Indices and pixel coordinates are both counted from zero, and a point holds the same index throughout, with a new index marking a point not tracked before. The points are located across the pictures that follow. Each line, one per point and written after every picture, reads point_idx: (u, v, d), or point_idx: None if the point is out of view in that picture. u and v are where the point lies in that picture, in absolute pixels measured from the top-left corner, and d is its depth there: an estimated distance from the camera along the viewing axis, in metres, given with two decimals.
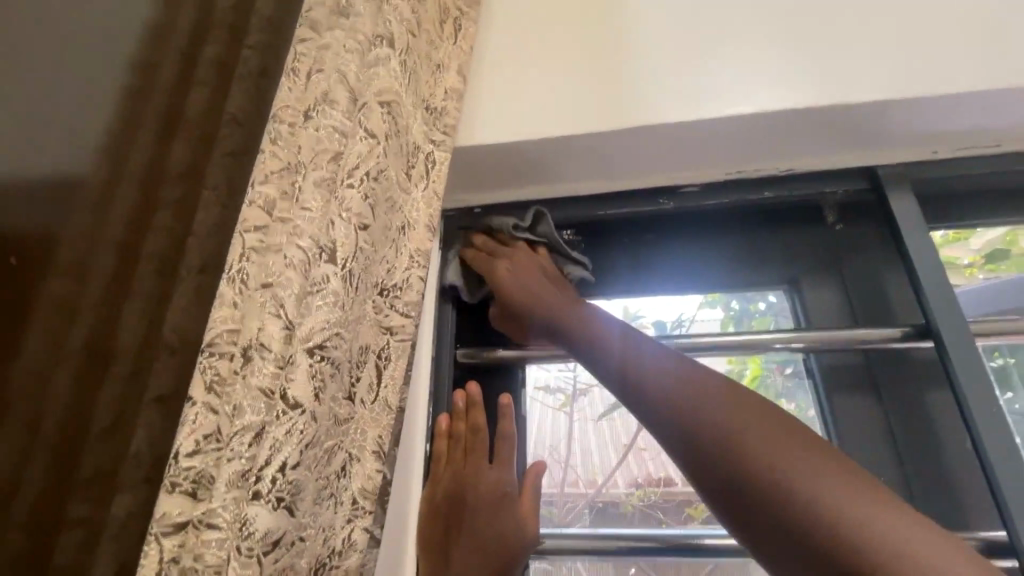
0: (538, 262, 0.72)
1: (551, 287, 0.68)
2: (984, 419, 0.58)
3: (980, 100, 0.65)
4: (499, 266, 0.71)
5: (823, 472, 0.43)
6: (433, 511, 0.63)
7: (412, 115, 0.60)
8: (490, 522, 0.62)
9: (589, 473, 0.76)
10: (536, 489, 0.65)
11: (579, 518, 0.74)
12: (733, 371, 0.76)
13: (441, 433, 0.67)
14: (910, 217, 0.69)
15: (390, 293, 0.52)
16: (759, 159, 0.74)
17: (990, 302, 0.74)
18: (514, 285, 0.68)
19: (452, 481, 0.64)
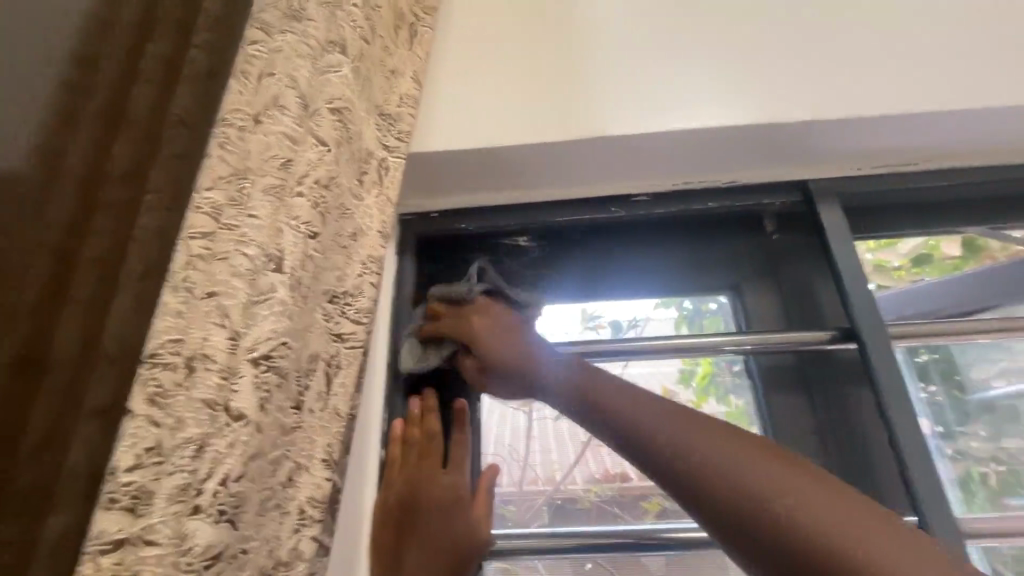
0: (508, 314, 0.71)
1: (530, 343, 0.67)
2: (900, 414, 0.63)
3: (899, 122, 0.71)
4: (472, 328, 0.69)
5: (795, 487, 0.44)
6: (385, 518, 0.63)
7: (364, 120, 0.60)
8: (443, 525, 0.62)
9: (548, 471, 0.78)
10: (489, 492, 0.66)
11: (537, 515, 0.76)
12: (685, 370, 0.80)
13: (396, 438, 0.68)
14: (839, 226, 0.74)
15: (340, 300, 0.52)
16: (702, 171, 0.78)
17: (911, 304, 0.81)
18: (495, 349, 0.67)
19: (405, 485, 0.64)
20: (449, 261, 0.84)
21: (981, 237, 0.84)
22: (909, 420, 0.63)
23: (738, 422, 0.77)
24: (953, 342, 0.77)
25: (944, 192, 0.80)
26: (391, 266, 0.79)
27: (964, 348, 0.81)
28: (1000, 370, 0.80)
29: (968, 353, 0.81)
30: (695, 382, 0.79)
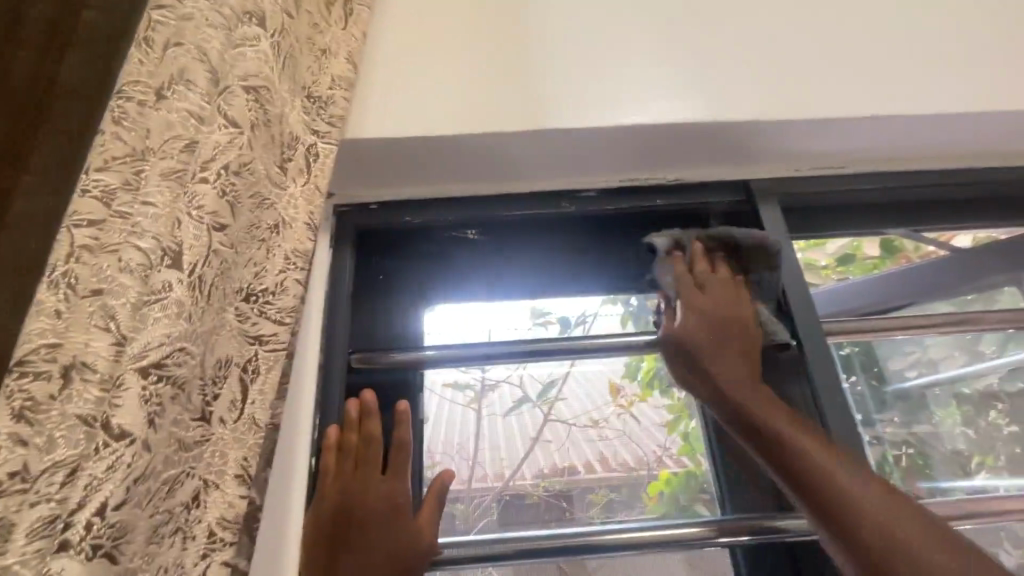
0: (740, 307, 0.73)
1: (725, 343, 0.71)
2: (832, 405, 0.66)
3: (831, 125, 0.74)
4: (695, 305, 0.73)
5: (866, 485, 0.57)
6: (316, 525, 0.59)
7: (289, 102, 0.55)
8: (384, 537, 0.59)
9: (497, 467, 0.76)
10: (437, 498, 0.63)
11: (485, 514, 0.73)
12: (630, 365, 0.81)
13: (329, 445, 0.62)
14: (776, 226, 0.76)
15: (258, 299, 0.48)
16: (646, 167, 0.78)
17: (840, 301, 0.85)
18: (722, 342, 0.71)
19: (341, 498, 0.60)
20: (392, 255, 0.80)
21: (898, 238, 0.88)
22: (838, 413, 0.66)
23: (679, 416, 0.79)
24: (875, 337, 0.81)
25: (875, 193, 0.83)
26: (324, 258, 0.74)
27: (884, 342, 0.86)
28: (912, 362, 0.86)
29: (886, 347, 0.86)
30: (640, 377, 0.80)
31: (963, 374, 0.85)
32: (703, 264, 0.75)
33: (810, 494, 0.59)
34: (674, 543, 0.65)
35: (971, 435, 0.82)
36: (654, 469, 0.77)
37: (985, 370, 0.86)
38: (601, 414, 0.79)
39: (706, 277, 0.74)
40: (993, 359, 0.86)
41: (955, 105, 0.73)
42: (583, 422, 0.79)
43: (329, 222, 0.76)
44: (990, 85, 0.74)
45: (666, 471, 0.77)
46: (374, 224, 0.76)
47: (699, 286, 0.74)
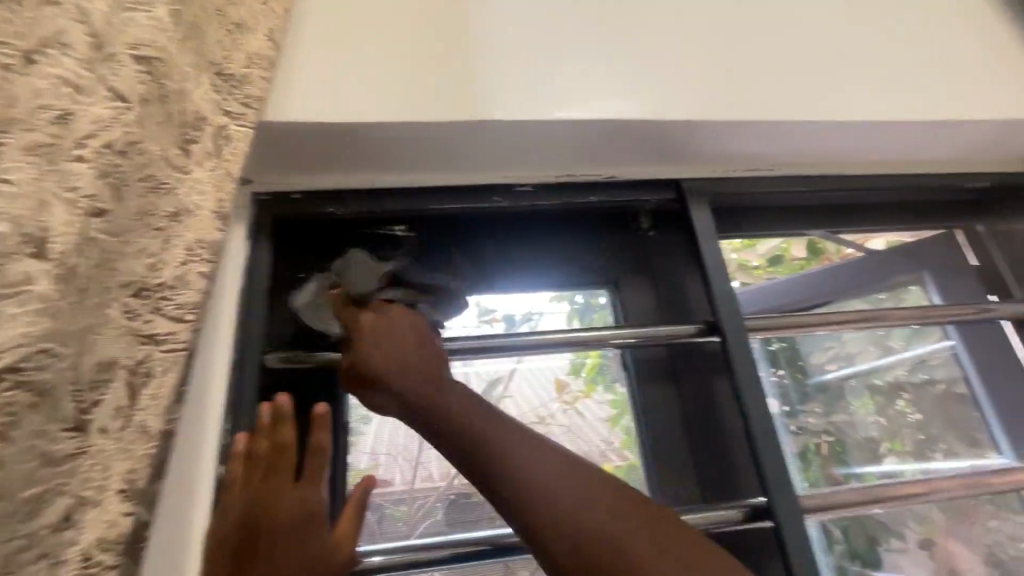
0: (434, 342, 0.61)
1: (427, 371, 0.58)
2: (755, 403, 0.67)
3: (759, 129, 0.76)
4: (358, 337, 0.60)
5: (621, 519, 0.49)
6: (218, 539, 0.55)
7: (192, 78, 0.50)
8: (290, 550, 0.54)
9: (443, 467, 0.73)
10: (359, 509, 0.59)
11: (430, 513, 0.71)
12: (575, 363, 0.81)
13: (237, 454, 0.58)
14: (706, 225, 0.77)
15: (152, 294, 0.43)
16: (581, 164, 0.78)
17: (772, 299, 0.89)
18: (405, 363, 0.58)
19: (247, 508, 0.56)
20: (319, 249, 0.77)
21: (821, 240, 0.93)
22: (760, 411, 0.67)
23: (621, 411, 0.79)
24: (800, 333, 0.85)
25: (811, 194, 0.87)
26: (240, 250, 0.69)
27: (806, 338, 0.90)
28: (832, 355, 0.90)
29: (808, 341, 0.90)
30: (585, 373, 0.80)
31: (877, 367, 0.91)
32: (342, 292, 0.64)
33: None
34: None
35: (882, 423, 0.87)
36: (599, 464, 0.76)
37: (896, 363, 0.92)
38: (548, 409, 0.78)
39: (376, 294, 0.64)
40: (903, 352, 0.93)
41: (870, 114, 0.77)
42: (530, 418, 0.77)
43: (247, 211, 0.71)
44: (900, 94, 0.78)
45: (610, 464, 0.76)
46: (295, 213, 0.72)
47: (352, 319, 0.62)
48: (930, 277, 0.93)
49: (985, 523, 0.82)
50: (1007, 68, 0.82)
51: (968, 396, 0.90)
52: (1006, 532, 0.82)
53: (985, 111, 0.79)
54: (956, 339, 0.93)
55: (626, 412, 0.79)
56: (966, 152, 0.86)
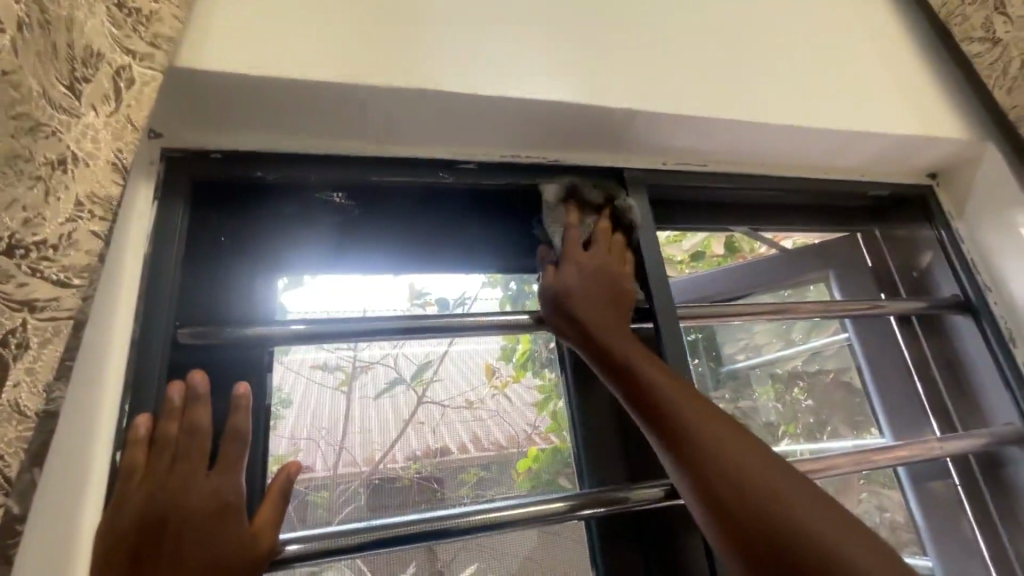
0: (629, 288, 0.71)
1: (620, 305, 0.69)
2: None
3: (700, 124, 0.78)
4: (575, 258, 0.71)
5: (743, 450, 0.55)
6: (113, 543, 0.48)
7: (82, 6, 0.44)
8: (200, 544, 0.49)
9: (366, 451, 0.71)
10: (285, 498, 0.57)
11: (352, 499, 0.69)
12: (505, 348, 0.81)
13: (138, 439, 0.53)
14: (644, 214, 0.79)
15: (28, 254, 0.37)
16: (527, 145, 0.77)
17: (691, 292, 0.95)
18: (606, 304, 0.68)
19: (147, 503, 0.50)
20: (237, 215, 0.71)
21: (740, 238, 1.01)
22: None
23: (549, 396, 0.80)
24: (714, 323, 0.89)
25: (735, 192, 0.92)
26: (146, 213, 0.61)
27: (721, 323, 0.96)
28: (741, 346, 0.97)
29: (723, 332, 0.96)
30: (515, 359, 0.80)
31: (779, 357, 0.99)
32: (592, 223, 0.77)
33: (711, 490, 0.53)
34: (547, 521, 0.64)
35: (779, 408, 0.95)
36: (523, 446, 0.77)
37: (795, 354, 1.01)
38: (476, 394, 0.77)
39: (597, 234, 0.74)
40: (799, 344, 1.02)
41: (799, 119, 0.81)
42: (457, 403, 0.76)
43: (153, 168, 0.63)
44: (823, 103, 0.84)
45: (536, 448, 0.77)
46: (215, 177, 0.66)
47: (585, 241, 0.74)
48: (833, 274, 1.03)
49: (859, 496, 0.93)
50: (909, 88, 0.90)
51: (858, 385, 1.00)
52: (882, 504, 0.92)
53: (890, 125, 0.86)
54: (850, 332, 1.02)
55: (556, 395, 0.80)
56: (872, 161, 0.94)
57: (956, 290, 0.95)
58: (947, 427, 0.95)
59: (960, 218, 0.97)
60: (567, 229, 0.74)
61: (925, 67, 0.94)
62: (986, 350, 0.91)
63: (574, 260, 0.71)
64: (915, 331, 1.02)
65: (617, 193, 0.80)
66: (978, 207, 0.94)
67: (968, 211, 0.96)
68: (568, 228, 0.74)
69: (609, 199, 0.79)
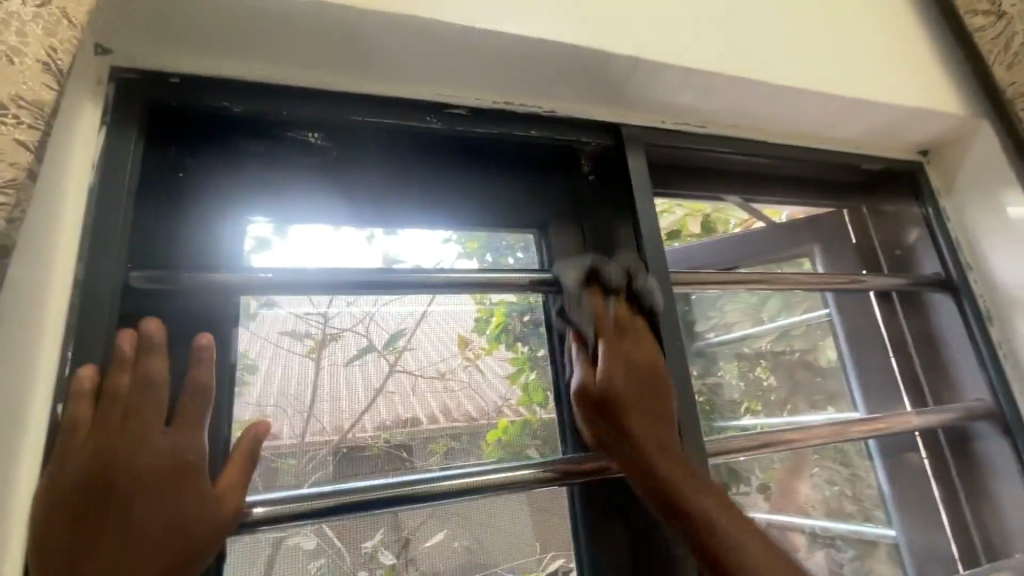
0: (663, 378, 0.66)
1: (655, 403, 0.65)
2: (676, 357, 0.69)
3: (705, 80, 0.74)
4: (613, 363, 0.66)
5: (780, 567, 0.54)
6: (55, 506, 0.43)
7: None
8: (158, 505, 0.46)
9: (337, 420, 0.66)
10: (247, 458, 0.53)
11: (320, 466, 0.64)
12: (479, 321, 0.76)
13: (84, 392, 0.47)
14: (640, 173, 0.76)
15: None
16: (522, 93, 0.72)
17: (685, 261, 0.93)
18: (649, 415, 0.63)
19: (96, 456, 0.45)
20: (200, 152, 0.64)
21: (714, 214, 0.97)
22: (678, 367, 0.69)
23: (522, 368, 0.76)
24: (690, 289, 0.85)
25: (731, 159, 0.89)
26: (92, 140, 0.54)
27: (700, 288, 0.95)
28: (712, 324, 0.94)
29: (699, 306, 0.93)
30: (490, 330, 0.76)
31: (748, 336, 0.96)
32: (617, 306, 0.69)
33: None
34: (527, 485, 0.63)
35: (743, 385, 0.91)
36: (494, 418, 0.73)
37: (763, 333, 0.98)
38: (448, 365, 0.73)
39: (626, 319, 0.69)
40: (769, 322, 0.99)
41: (803, 82, 0.78)
42: (429, 374, 0.72)
43: (103, 89, 0.56)
44: (829, 67, 0.81)
45: (506, 420, 0.73)
46: (174, 103, 0.59)
47: (617, 329, 0.68)
48: (817, 249, 1.02)
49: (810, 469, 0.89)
50: (912, 59, 0.88)
51: (836, 359, 1.00)
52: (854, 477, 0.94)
53: (892, 96, 0.84)
54: (831, 306, 1.02)
55: (539, 368, 0.77)
56: (869, 134, 0.92)
57: (938, 269, 0.96)
58: (918, 403, 0.98)
59: (948, 196, 0.97)
60: (597, 320, 0.67)
61: (928, 39, 0.92)
62: (963, 329, 0.92)
63: (607, 355, 0.66)
64: (893, 307, 1.02)
65: (637, 270, 0.71)
66: (966, 186, 0.94)
67: (956, 190, 0.96)
68: (596, 312, 0.68)
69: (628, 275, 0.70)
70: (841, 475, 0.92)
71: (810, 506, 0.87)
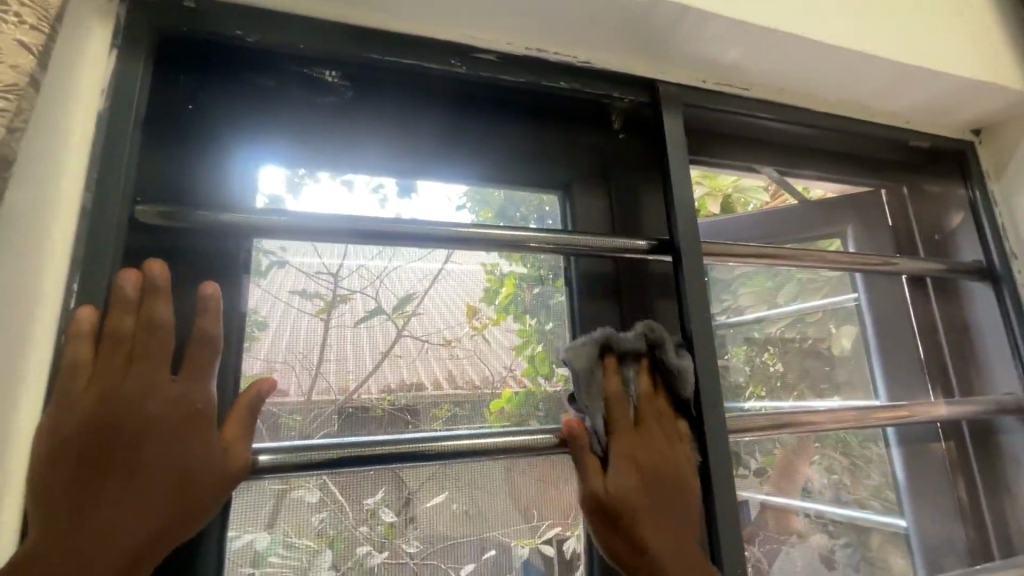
0: (670, 452, 0.61)
1: (657, 478, 0.59)
2: (699, 332, 0.65)
3: (754, 35, 0.68)
4: (624, 453, 0.60)
5: None
6: (56, 446, 0.42)
7: None
8: (164, 455, 0.45)
9: (341, 381, 0.64)
10: (252, 413, 0.51)
11: (325, 425, 0.63)
12: (488, 290, 0.73)
13: (81, 334, 0.45)
14: (676, 136, 0.71)
15: None
16: (555, 39, 0.67)
17: (715, 234, 0.88)
18: (658, 506, 0.59)
19: (103, 404, 0.43)
20: (217, 88, 0.62)
21: (733, 194, 0.93)
22: (703, 341, 0.65)
23: (529, 340, 0.73)
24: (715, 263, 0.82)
25: (771, 126, 0.84)
26: (101, 64, 0.51)
27: (714, 268, 0.91)
28: (725, 306, 0.89)
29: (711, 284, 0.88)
30: (498, 301, 0.73)
31: (761, 320, 0.90)
32: (635, 381, 0.64)
33: None
34: (537, 453, 0.61)
35: (750, 370, 0.86)
36: (497, 387, 0.70)
37: (777, 318, 0.92)
38: (454, 332, 0.70)
39: (643, 399, 0.63)
40: (783, 305, 0.93)
41: (859, 44, 0.72)
42: (434, 340, 0.69)
43: (112, 6, 0.53)
44: (888, 29, 0.75)
45: (508, 390, 0.71)
46: (186, 29, 0.55)
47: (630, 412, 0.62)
48: (851, 228, 0.97)
49: (811, 457, 0.86)
50: (977, 27, 0.82)
51: (858, 345, 0.96)
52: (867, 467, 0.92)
53: (952, 65, 0.78)
54: (859, 291, 0.98)
55: (543, 340, 0.74)
56: (922, 107, 0.86)
57: (979, 255, 0.91)
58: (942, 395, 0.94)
59: (998, 180, 0.91)
60: (611, 412, 0.61)
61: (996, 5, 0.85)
62: (1000, 321, 0.88)
63: (616, 452, 0.60)
64: (926, 294, 0.98)
65: (662, 339, 0.64)
66: (1018, 169, 0.88)
67: (1007, 174, 0.90)
68: (613, 406, 0.61)
69: (652, 344, 0.64)
70: (842, 465, 0.89)
71: (811, 490, 0.84)
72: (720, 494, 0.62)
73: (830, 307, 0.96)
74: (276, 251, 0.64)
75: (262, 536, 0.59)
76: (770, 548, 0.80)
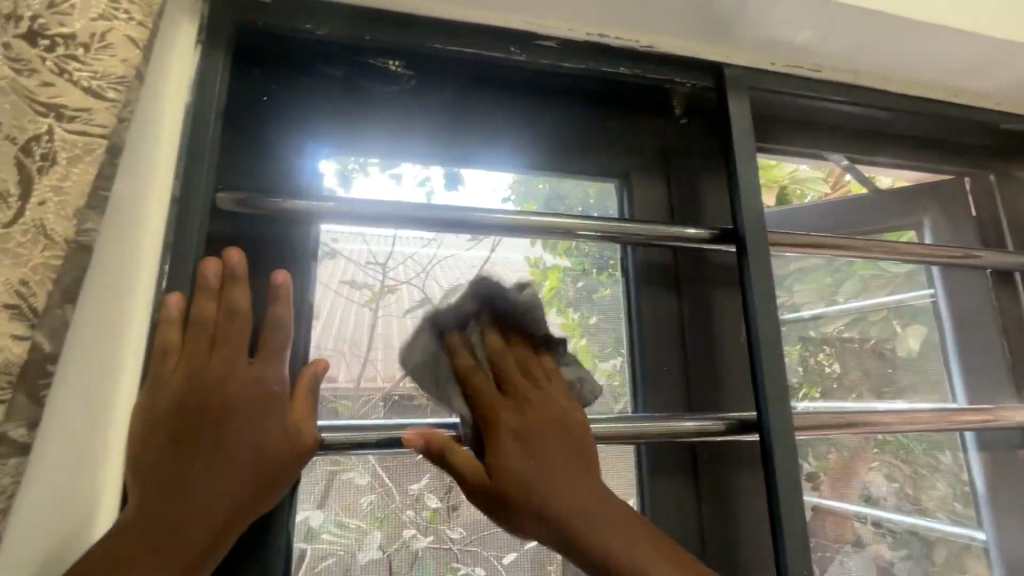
0: (545, 396, 0.56)
1: (535, 429, 0.53)
2: (766, 323, 0.63)
3: (828, 13, 0.65)
4: (501, 423, 0.53)
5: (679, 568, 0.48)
6: (151, 425, 0.46)
7: None
8: (243, 436, 0.47)
9: (389, 367, 0.65)
10: (311, 394, 0.53)
11: (372, 410, 0.64)
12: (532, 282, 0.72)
13: (173, 318, 0.48)
14: (742, 121, 0.68)
15: (66, 53, 0.37)
16: (617, 24, 0.66)
17: (780, 224, 0.82)
18: (553, 457, 0.52)
19: (188, 384, 0.47)
20: (285, 82, 0.64)
21: (807, 179, 0.86)
22: (768, 332, 0.63)
23: (571, 334, 0.72)
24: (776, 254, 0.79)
25: (843, 109, 0.80)
26: (187, 60, 0.55)
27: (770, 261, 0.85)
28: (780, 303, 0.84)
29: None
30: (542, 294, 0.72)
31: (819, 317, 0.84)
32: (483, 338, 0.57)
33: None
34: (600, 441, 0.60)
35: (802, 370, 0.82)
36: None
37: (837, 316, 0.85)
38: None
39: (496, 345, 0.57)
40: (846, 304, 0.86)
41: (946, 18, 0.67)
42: None
43: (197, 6, 0.56)
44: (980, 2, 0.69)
45: None
46: (261, 24, 0.57)
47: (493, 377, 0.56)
48: (927, 220, 0.89)
49: (868, 464, 0.81)
50: None
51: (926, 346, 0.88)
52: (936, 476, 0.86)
53: None
54: (936, 287, 0.91)
55: (587, 333, 0.72)
56: (1018, 86, 0.79)
57: None
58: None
59: None
60: (468, 381, 0.55)
61: None
62: None
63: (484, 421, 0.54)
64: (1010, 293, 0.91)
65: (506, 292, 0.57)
66: None
67: None
68: (472, 370, 0.55)
69: (493, 298, 0.58)
70: (904, 473, 0.82)
71: (873, 496, 0.80)
72: (785, 496, 0.59)
73: (895, 305, 0.89)
74: (328, 242, 0.66)
75: (315, 515, 0.62)
76: (822, 555, 0.76)
